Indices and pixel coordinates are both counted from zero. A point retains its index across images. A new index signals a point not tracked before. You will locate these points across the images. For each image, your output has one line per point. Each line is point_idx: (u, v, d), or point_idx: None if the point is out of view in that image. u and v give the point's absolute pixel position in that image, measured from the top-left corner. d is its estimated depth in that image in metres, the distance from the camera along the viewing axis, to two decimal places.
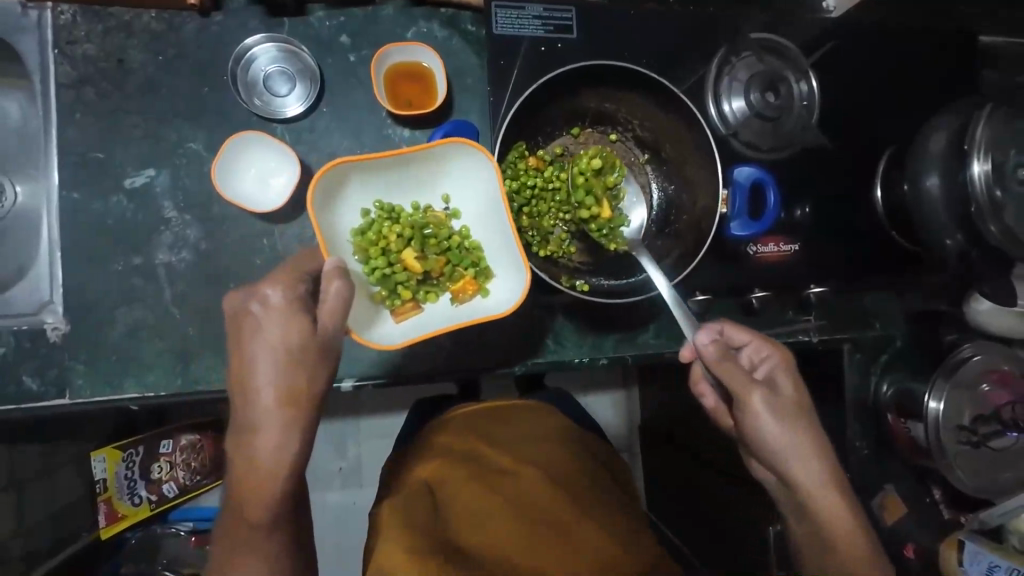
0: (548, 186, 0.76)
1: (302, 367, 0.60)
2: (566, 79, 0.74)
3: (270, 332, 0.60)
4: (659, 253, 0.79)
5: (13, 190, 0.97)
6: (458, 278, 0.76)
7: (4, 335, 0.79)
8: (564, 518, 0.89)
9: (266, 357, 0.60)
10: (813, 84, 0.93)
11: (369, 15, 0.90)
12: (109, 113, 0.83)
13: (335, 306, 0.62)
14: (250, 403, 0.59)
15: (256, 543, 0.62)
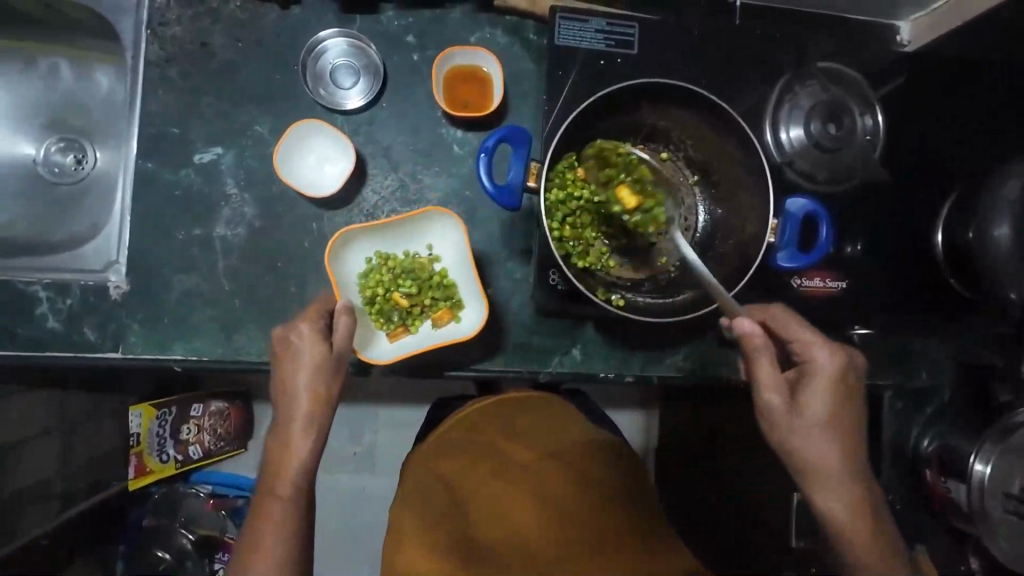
0: (593, 198, 0.77)
1: (326, 379, 0.74)
2: (626, 94, 0.73)
3: (305, 352, 0.74)
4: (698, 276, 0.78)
5: (94, 155, 1.05)
6: (437, 307, 0.88)
7: (69, 287, 0.85)
8: (572, 512, 0.93)
9: (302, 370, 0.74)
10: (879, 119, 0.90)
11: (436, 18, 0.92)
12: (187, 92, 0.89)
13: (342, 337, 0.76)
14: (286, 405, 0.73)
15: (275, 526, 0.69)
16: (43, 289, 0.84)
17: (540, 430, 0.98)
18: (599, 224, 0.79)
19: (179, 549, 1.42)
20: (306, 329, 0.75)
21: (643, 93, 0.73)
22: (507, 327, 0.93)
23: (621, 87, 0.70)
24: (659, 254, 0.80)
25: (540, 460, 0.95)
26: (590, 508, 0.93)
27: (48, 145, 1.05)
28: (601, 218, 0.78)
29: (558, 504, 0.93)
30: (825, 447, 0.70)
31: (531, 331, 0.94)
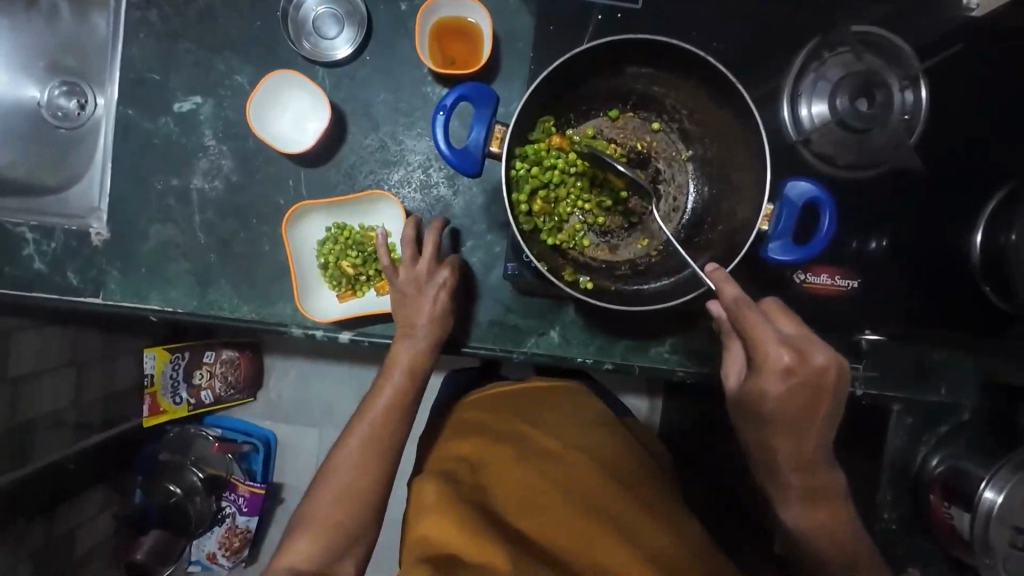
0: (568, 170, 0.70)
1: (441, 318, 0.79)
2: (609, 54, 0.64)
3: (430, 283, 0.79)
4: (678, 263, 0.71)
5: (94, 100, 1.05)
6: (382, 277, 0.87)
7: (53, 231, 0.87)
8: (606, 500, 0.80)
9: (427, 303, 0.79)
10: (922, 94, 0.77)
11: None
12: (169, 37, 0.86)
13: (418, 271, 0.79)
14: (408, 333, 0.79)
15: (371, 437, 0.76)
16: (30, 230, 0.87)
17: (561, 417, 0.91)
18: (575, 198, 0.72)
19: (188, 485, 1.46)
20: (439, 288, 0.79)
21: (631, 54, 0.64)
22: (484, 302, 0.89)
23: (605, 44, 0.62)
24: (636, 238, 0.74)
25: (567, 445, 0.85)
26: (627, 500, 0.81)
27: (51, 89, 1.06)
28: (577, 192, 0.72)
29: (590, 488, 0.81)
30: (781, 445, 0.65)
31: (508, 308, 0.89)
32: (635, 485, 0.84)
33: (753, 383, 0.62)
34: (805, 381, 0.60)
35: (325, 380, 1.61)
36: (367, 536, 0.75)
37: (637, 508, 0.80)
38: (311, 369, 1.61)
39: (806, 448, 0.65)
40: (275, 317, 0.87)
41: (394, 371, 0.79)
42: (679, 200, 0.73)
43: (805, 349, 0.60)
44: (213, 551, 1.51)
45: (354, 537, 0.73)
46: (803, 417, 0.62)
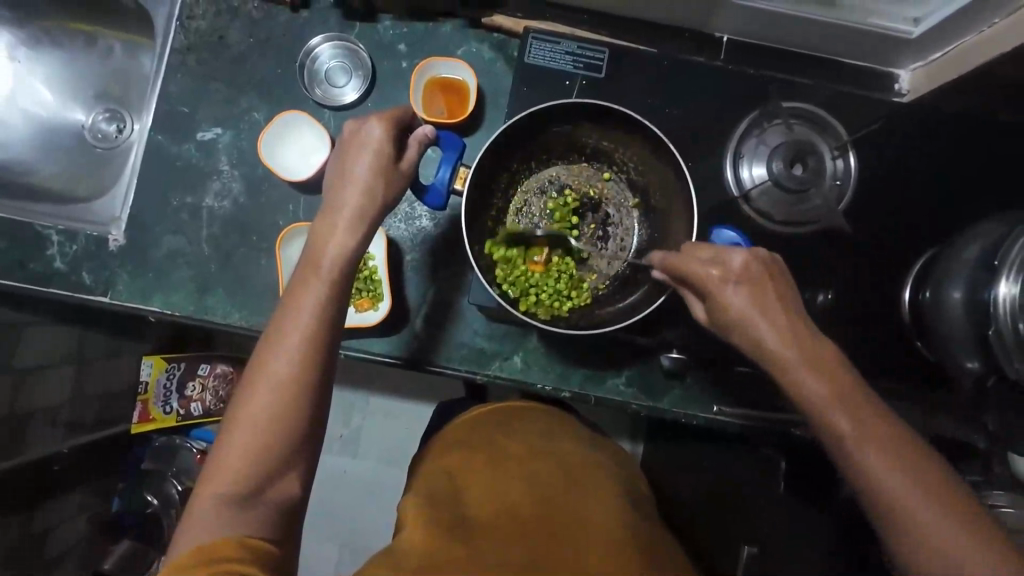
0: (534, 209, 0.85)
1: (380, 177, 0.71)
2: (570, 113, 0.77)
3: (369, 142, 0.71)
4: (619, 298, 0.83)
5: (132, 126, 1.20)
6: (360, 296, 0.94)
7: (77, 234, 0.97)
8: (574, 504, 0.83)
9: (365, 163, 0.71)
10: (851, 162, 0.87)
11: (429, 30, 0.99)
12: (201, 78, 1.00)
13: (364, 127, 0.72)
14: (338, 200, 0.71)
15: (289, 334, 0.66)
16: (57, 233, 0.98)
17: (539, 431, 0.95)
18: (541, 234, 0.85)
19: (166, 496, 1.55)
20: (370, 143, 0.71)
21: (587, 115, 0.77)
22: (452, 325, 0.97)
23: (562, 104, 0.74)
24: (588, 271, 0.85)
25: (541, 457, 0.89)
26: (596, 510, 0.83)
27: (96, 114, 1.21)
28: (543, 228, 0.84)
29: (561, 501, 0.83)
30: (767, 332, 0.61)
31: (475, 332, 0.97)
32: (604, 494, 0.87)
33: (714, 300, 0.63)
34: (741, 276, 0.62)
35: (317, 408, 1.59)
36: (299, 447, 0.65)
37: (609, 518, 0.82)
38: None
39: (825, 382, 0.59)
40: (263, 325, 0.95)
41: (313, 269, 0.69)
42: (622, 240, 0.85)
43: (713, 291, 0.63)
44: None
45: (282, 448, 0.64)
46: (758, 289, 0.61)
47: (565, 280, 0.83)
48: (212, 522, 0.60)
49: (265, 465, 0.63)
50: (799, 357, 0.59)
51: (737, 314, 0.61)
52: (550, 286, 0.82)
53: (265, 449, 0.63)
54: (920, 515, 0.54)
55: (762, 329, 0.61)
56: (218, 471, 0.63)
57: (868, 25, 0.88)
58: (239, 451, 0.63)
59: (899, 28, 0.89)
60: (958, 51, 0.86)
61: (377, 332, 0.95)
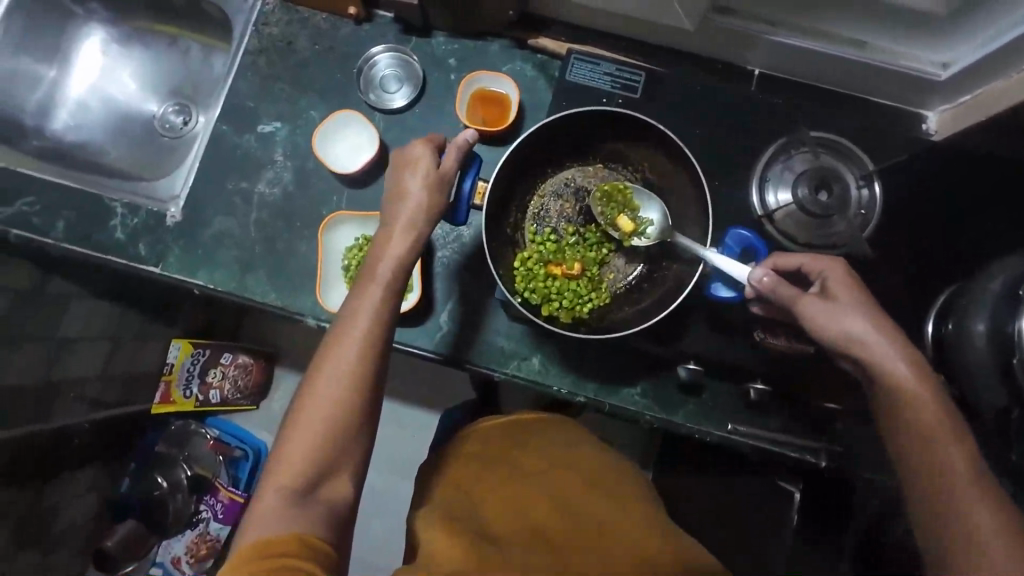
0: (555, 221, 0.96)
1: (432, 190, 0.77)
2: (580, 120, 0.89)
3: (420, 158, 0.78)
4: (637, 295, 0.93)
5: (197, 118, 1.31)
6: None
7: (138, 210, 1.06)
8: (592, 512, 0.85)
9: (418, 178, 0.77)
10: (876, 190, 0.90)
11: (478, 47, 1.07)
12: (267, 78, 1.10)
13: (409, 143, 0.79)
14: (396, 214, 0.77)
15: (352, 338, 0.71)
16: (121, 206, 1.06)
17: (553, 443, 0.95)
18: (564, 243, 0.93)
19: (174, 481, 1.57)
20: (420, 158, 0.78)
21: (605, 121, 0.88)
22: (474, 321, 1.00)
23: (574, 113, 0.86)
24: (607, 272, 0.93)
25: (559, 469, 0.91)
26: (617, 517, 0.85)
27: (166, 107, 1.32)
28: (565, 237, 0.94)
29: (582, 509, 0.86)
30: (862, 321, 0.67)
31: (498, 331, 1.00)
32: (624, 499, 0.89)
33: (826, 295, 0.70)
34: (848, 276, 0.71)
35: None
36: (354, 446, 0.69)
37: (631, 524, 0.84)
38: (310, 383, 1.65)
39: (914, 379, 0.64)
40: (297, 306, 1.01)
41: (370, 277, 0.74)
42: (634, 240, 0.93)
43: (824, 285, 0.71)
44: (179, 555, 1.56)
45: (339, 446, 0.68)
46: (856, 288, 0.70)
47: (587, 283, 0.90)
48: (273, 518, 0.62)
49: (323, 463, 0.67)
50: (893, 364, 0.65)
51: (840, 300, 0.68)
52: (572, 290, 0.89)
53: (326, 447, 0.67)
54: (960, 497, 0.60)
55: (858, 319, 0.67)
56: (281, 468, 0.66)
57: (895, 66, 0.93)
58: (301, 449, 0.66)
59: (928, 71, 0.92)
60: (986, 95, 0.90)
61: (404, 322, 0.99)
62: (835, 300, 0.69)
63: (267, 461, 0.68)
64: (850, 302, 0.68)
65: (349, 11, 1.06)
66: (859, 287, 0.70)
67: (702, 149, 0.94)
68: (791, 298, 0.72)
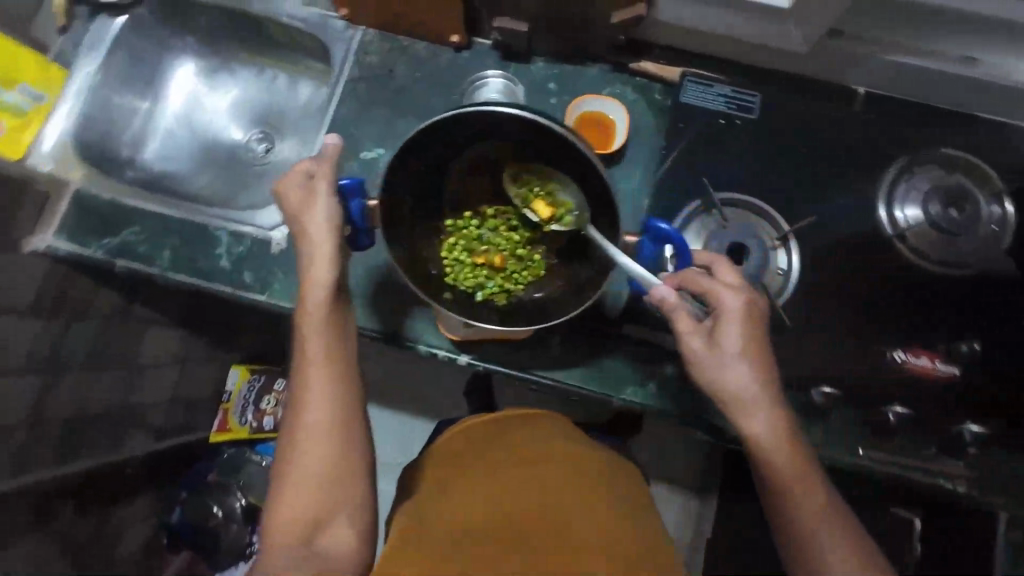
0: (477, 211, 0.94)
1: (335, 229, 0.78)
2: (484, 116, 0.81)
3: (290, 190, 0.79)
4: (567, 271, 0.92)
5: (282, 146, 1.32)
6: None
7: (243, 238, 1.05)
8: (571, 524, 0.79)
9: (320, 222, 0.78)
10: (1006, 209, 0.92)
11: (578, 69, 1.08)
12: (368, 104, 1.11)
13: (298, 184, 0.80)
14: (309, 262, 0.79)
15: (311, 387, 0.77)
16: (225, 234, 1.06)
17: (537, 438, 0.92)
18: (490, 232, 0.94)
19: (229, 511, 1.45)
20: (305, 197, 0.79)
21: (498, 120, 0.82)
22: (595, 347, 0.98)
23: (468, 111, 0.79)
24: (535, 250, 0.94)
25: (545, 466, 0.86)
26: (599, 531, 0.79)
27: (251, 135, 1.34)
28: (489, 225, 0.93)
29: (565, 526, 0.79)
30: (744, 370, 0.73)
31: (615, 354, 0.98)
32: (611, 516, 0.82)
33: (716, 345, 0.75)
34: (749, 319, 0.75)
35: (382, 422, 1.58)
36: (337, 488, 0.75)
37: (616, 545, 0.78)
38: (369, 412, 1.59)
39: (780, 432, 0.74)
40: (408, 332, 1.00)
41: (303, 329, 0.79)
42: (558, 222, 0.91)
43: (721, 319, 0.75)
44: None
45: (321, 489, 0.75)
46: (751, 338, 0.75)
47: (514, 266, 0.93)
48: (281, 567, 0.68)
49: (319, 498, 0.74)
50: (767, 432, 0.74)
51: (727, 345, 0.74)
52: (505, 279, 0.93)
53: (317, 494, 0.74)
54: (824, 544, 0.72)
55: (740, 365, 0.73)
56: (276, 529, 0.73)
57: (1014, 82, 0.92)
58: (294, 503, 0.74)
59: None
60: None
61: (519, 347, 0.99)
62: (723, 347, 0.74)
63: (265, 527, 0.74)
64: (731, 351, 0.74)
65: (453, 38, 1.08)
66: (742, 326, 0.74)
67: (814, 173, 0.96)
68: (689, 340, 0.75)
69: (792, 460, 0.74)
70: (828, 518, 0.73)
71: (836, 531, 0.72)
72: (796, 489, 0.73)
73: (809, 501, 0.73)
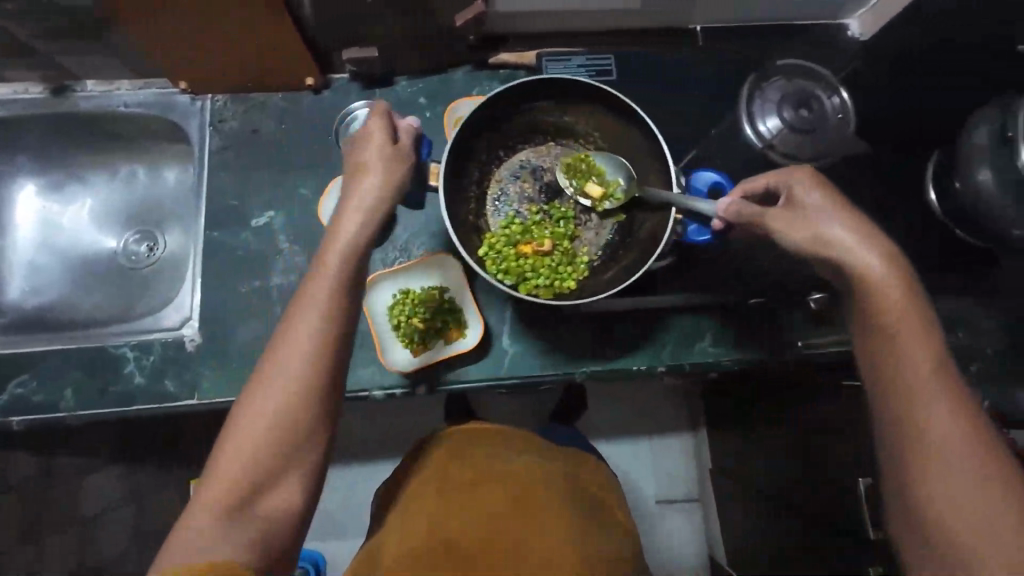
0: (552, 210, 0.98)
1: (386, 174, 0.72)
2: (548, 97, 0.95)
3: (370, 132, 0.75)
4: (614, 261, 0.96)
5: (165, 238, 1.23)
6: (447, 327, 0.97)
7: (150, 346, 0.97)
8: (514, 518, 0.87)
9: (367, 162, 0.72)
10: (845, 97, 0.98)
11: (443, 80, 1.09)
12: (243, 170, 1.05)
13: (380, 126, 0.76)
14: (346, 199, 0.71)
15: (289, 335, 0.63)
16: (129, 349, 0.97)
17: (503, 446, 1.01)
18: (558, 230, 0.96)
19: None
20: (371, 139, 0.75)
21: (539, 103, 0.95)
22: (546, 331, 1.01)
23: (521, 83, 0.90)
24: (581, 245, 0.98)
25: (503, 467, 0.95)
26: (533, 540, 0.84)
27: (127, 238, 1.23)
28: (553, 225, 0.96)
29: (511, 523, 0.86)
30: (840, 227, 0.60)
31: (568, 333, 1.01)
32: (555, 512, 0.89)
33: (801, 211, 0.63)
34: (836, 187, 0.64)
35: (373, 480, 1.52)
36: (296, 460, 0.62)
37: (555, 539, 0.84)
38: (359, 473, 1.52)
39: (904, 297, 0.58)
40: (359, 383, 0.96)
41: (324, 265, 0.67)
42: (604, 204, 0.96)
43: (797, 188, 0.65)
44: None
45: (276, 456, 0.61)
46: (848, 206, 0.62)
47: (560, 258, 0.94)
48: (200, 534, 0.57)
49: (265, 467, 0.61)
50: (896, 296, 0.58)
51: (812, 204, 0.63)
52: (549, 269, 0.93)
53: (269, 454, 0.61)
54: (938, 417, 0.55)
55: (832, 223, 0.61)
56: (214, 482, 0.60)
57: None
58: (235, 456, 0.60)
59: None
60: None
61: (470, 359, 0.98)
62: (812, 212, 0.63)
63: (204, 471, 0.61)
64: (815, 210, 0.63)
65: (307, 82, 1.05)
66: (826, 194, 0.63)
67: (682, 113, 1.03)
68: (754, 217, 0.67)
69: (919, 330, 0.57)
70: (956, 402, 0.55)
71: (969, 414, 0.55)
72: (920, 366, 0.56)
73: (925, 372, 0.56)
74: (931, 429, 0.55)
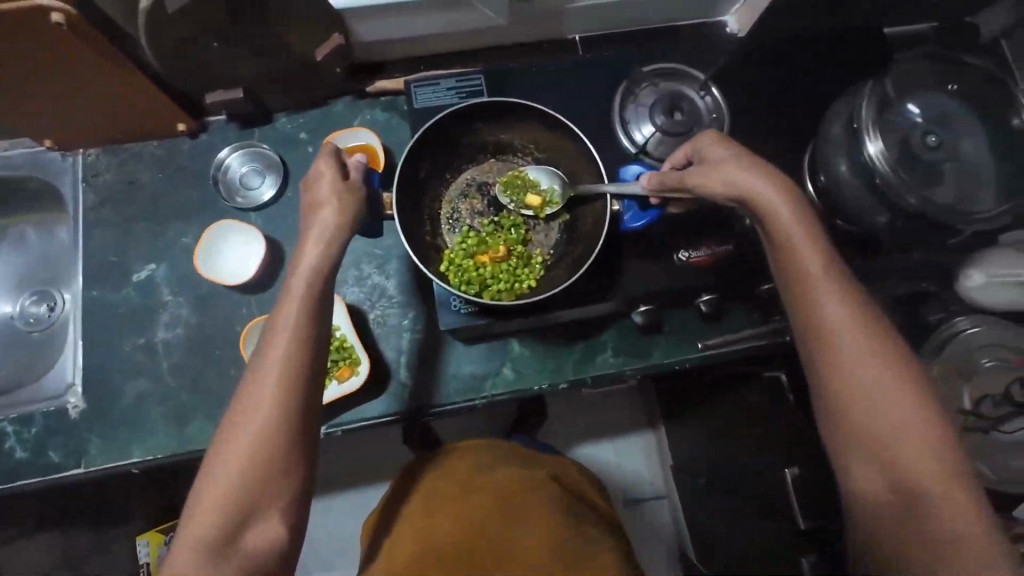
0: (503, 223, 0.98)
1: (343, 200, 0.74)
2: (483, 112, 0.94)
3: (322, 164, 0.76)
4: (565, 257, 0.96)
5: (62, 297, 1.19)
6: (338, 367, 0.95)
7: (33, 417, 0.93)
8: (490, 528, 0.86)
9: (325, 187, 0.75)
10: (716, 95, 0.99)
11: (322, 112, 1.07)
12: (122, 224, 1.02)
13: (332, 160, 0.77)
14: (311, 217, 0.74)
15: (268, 352, 0.67)
16: (8, 424, 0.93)
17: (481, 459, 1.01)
18: (508, 240, 0.96)
19: None
20: (322, 172, 0.76)
21: (478, 122, 0.95)
22: (443, 358, 0.99)
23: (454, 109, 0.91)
24: (534, 248, 0.98)
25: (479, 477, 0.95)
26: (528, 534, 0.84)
27: (23, 301, 1.19)
28: (505, 235, 0.97)
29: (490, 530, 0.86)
30: (756, 182, 0.67)
31: (467, 357, 0.99)
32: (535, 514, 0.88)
33: (710, 168, 0.71)
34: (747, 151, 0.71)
35: None
36: (279, 476, 0.64)
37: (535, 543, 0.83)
38: None
39: (812, 238, 0.65)
40: None
41: (290, 289, 0.70)
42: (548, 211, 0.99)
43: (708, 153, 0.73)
44: None
45: (259, 478, 0.63)
46: (752, 160, 0.70)
47: (515, 262, 0.95)
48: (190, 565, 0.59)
49: (252, 478, 0.63)
50: (801, 237, 0.65)
51: (715, 159, 0.72)
52: (506, 274, 0.93)
53: (253, 470, 0.63)
54: (848, 342, 0.62)
55: (740, 173, 0.68)
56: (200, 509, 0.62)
57: None
58: (223, 477, 0.63)
59: None
60: None
61: (368, 395, 0.97)
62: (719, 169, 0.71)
63: (189, 499, 0.64)
64: (720, 161, 0.71)
65: (178, 128, 1.02)
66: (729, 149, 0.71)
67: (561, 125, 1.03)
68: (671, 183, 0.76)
69: (819, 260, 0.65)
70: (867, 330, 0.62)
71: (879, 339, 0.62)
72: (830, 300, 0.64)
73: (833, 305, 0.63)
74: (848, 357, 0.62)
